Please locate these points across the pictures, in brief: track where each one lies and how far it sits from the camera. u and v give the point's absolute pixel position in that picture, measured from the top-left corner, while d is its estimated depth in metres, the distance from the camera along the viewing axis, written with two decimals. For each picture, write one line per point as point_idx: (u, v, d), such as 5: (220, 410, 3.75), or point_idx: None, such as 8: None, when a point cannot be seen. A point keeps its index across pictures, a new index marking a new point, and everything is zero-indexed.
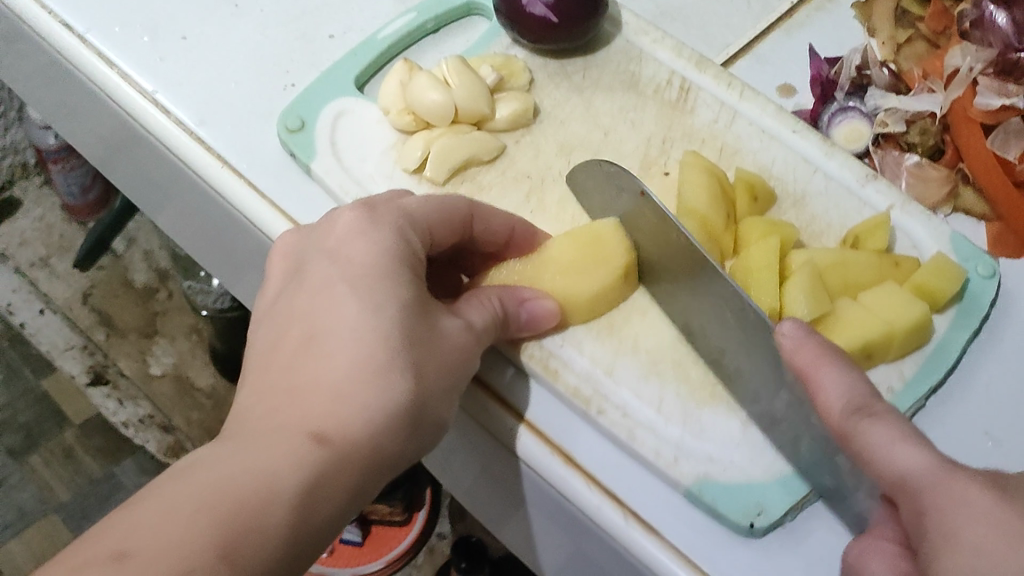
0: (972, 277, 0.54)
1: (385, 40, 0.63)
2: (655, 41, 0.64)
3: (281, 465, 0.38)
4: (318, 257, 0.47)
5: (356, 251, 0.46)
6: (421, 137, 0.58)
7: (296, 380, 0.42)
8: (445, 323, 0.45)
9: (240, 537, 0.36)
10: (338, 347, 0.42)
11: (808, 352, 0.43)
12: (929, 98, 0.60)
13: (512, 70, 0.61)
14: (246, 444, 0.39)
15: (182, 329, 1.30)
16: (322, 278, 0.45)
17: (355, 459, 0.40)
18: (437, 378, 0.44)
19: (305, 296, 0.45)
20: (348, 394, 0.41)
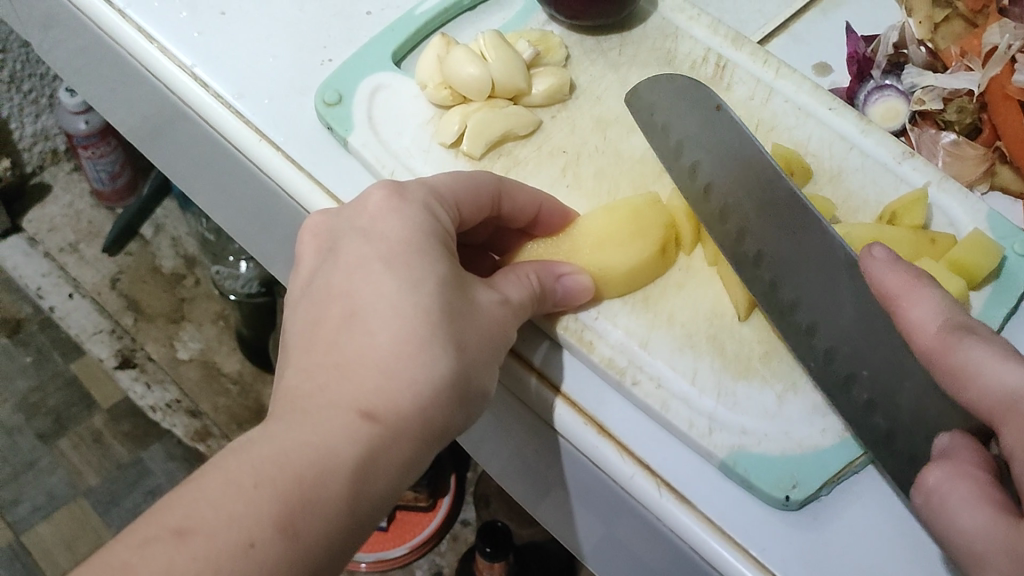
0: (1010, 255, 0.54)
1: (422, 16, 0.63)
2: (691, 19, 0.64)
3: (336, 441, 0.38)
4: (351, 236, 0.45)
5: (389, 227, 0.44)
6: (458, 112, 0.58)
7: (342, 354, 0.41)
8: (481, 295, 0.45)
9: (298, 513, 0.36)
10: (379, 322, 0.41)
11: (883, 267, 0.45)
12: (967, 76, 0.60)
13: (549, 46, 0.62)
14: (300, 419, 0.39)
15: (209, 316, 1.31)
16: (356, 255, 0.44)
17: (407, 433, 0.40)
18: (478, 349, 0.43)
19: (340, 274, 0.44)
20: (396, 369, 0.40)
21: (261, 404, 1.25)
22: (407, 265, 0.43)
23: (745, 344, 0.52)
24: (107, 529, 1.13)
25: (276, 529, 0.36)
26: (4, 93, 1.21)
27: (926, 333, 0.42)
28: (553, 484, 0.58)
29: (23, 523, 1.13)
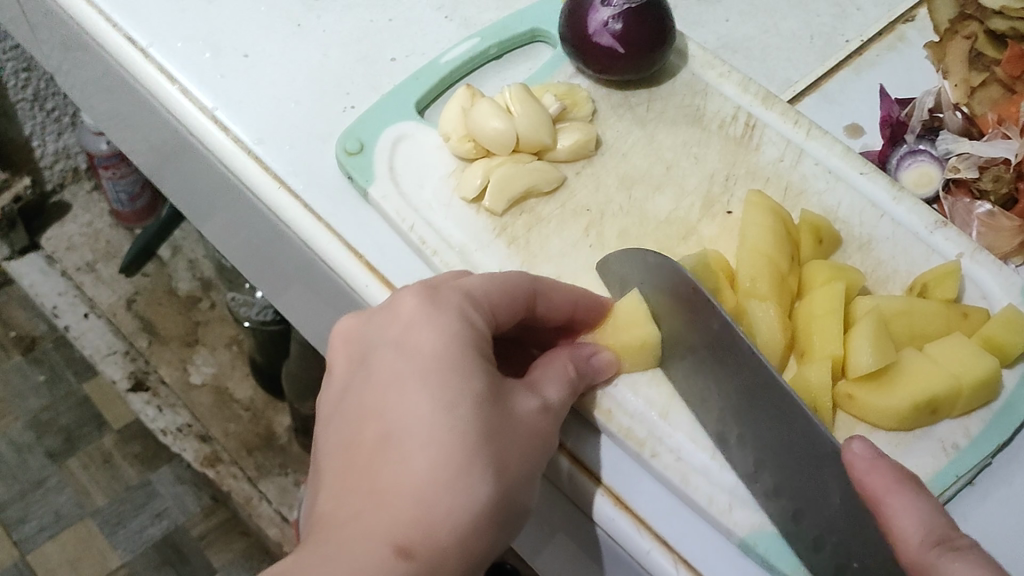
0: None
1: (449, 64, 0.62)
2: (721, 76, 0.63)
3: None
4: (385, 349, 0.44)
5: (422, 340, 0.43)
6: (481, 165, 0.57)
7: (376, 483, 0.40)
8: (520, 402, 0.44)
9: None
10: (416, 446, 0.41)
11: (863, 464, 0.40)
12: (1004, 145, 0.58)
13: (575, 100, 0.60)
14: (335, 554, 0.38)
15: (222, 340, 1.28)
16: (391, 374, 0.43)
17: (446, 567, 0.39)
18: (517, 464, 0.42)
19: (374, 393, 0.43)
20: (433, 499, 0.39)
21: (273, 432, 1.21)
22: (443, 381, 0.42)
23: None
24: (112, 551, 1.12)
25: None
26: (28, 112, 1.21)
27: (909, 548, 0.38)
28: (566, 546, 0.57)
29: (29, 542, 1.12)
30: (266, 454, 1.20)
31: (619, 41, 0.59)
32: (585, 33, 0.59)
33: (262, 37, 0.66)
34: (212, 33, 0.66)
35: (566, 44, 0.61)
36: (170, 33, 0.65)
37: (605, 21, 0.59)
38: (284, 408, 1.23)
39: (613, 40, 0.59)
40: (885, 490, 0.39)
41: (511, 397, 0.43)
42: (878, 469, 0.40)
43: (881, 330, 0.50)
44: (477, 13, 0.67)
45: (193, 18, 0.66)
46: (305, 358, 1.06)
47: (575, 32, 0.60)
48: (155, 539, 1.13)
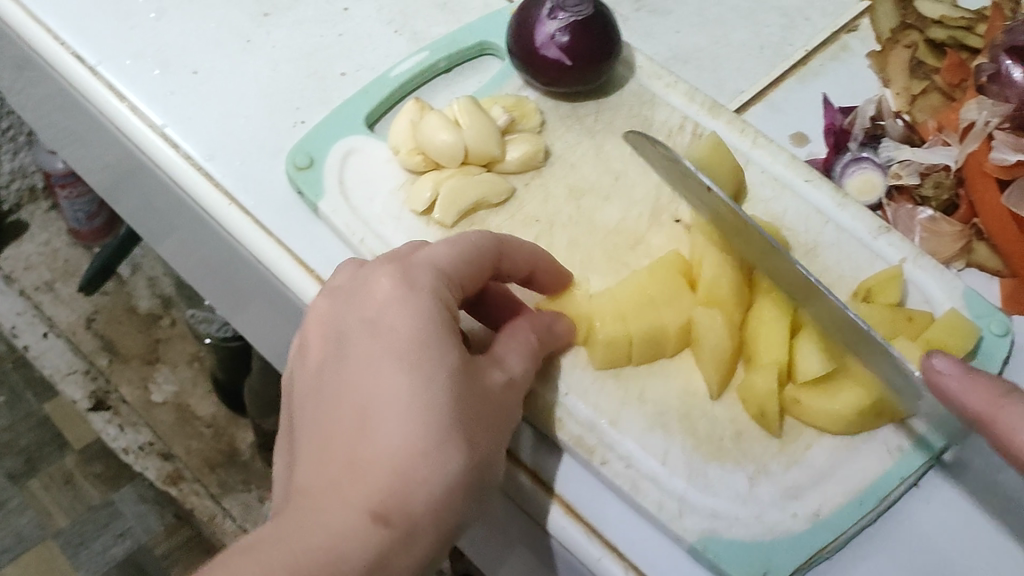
0: (986, 335, 0.54)
1: (397, 78, 0.63)
2: (668, 87, 0.63)
3: (346, 550, 0.37)
4: (359, 325, 0.44)
5: (397, 320, 0.43)
6: (430, 178, 0.58)
7: (354, 455, 0.40)
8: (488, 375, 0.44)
9: None
10: (392, 415, 0.40)
11: (960, 384, 0.42)
12: (944, 151, 0.59)
13: (524, 111, 0.61)
14: (303, 532, 0.38)
15: (184, 357, 1.28)
16: (366, 349, 0.43)
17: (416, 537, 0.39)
18: (487, 437, 0.43)
19: (351, 367, 0.42)
20: (409, 470, 0.39)
21: (235, 447, 1.22)
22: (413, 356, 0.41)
23: (717, 424, 0.51)
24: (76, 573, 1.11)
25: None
26: None
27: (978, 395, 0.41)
28: (523, 557, 0.57)
29: None
30: (228, 471, 1.20)
31: (566, 54, 0.59)
32: (532, 46, 0.60)
33: (211, 54, 0.66)
34: (161, 50, 0.66)
35: (514, 57, 0.61)
36: (118, 51, 0.65)
37: (552, 34, 0.59)
38: (247, 424, 1.23)
39: (560, 54, 0.59)
40: (994, 406, 0.41)
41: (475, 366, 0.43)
42: (973, 386, 0.41)
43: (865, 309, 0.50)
44: (426, 27, 0.68)
45: (143, 36, 0.66)
46: (266, 373, 1.05)
47: (523, 45, 0.60)
48: (119, 558, 1.12)
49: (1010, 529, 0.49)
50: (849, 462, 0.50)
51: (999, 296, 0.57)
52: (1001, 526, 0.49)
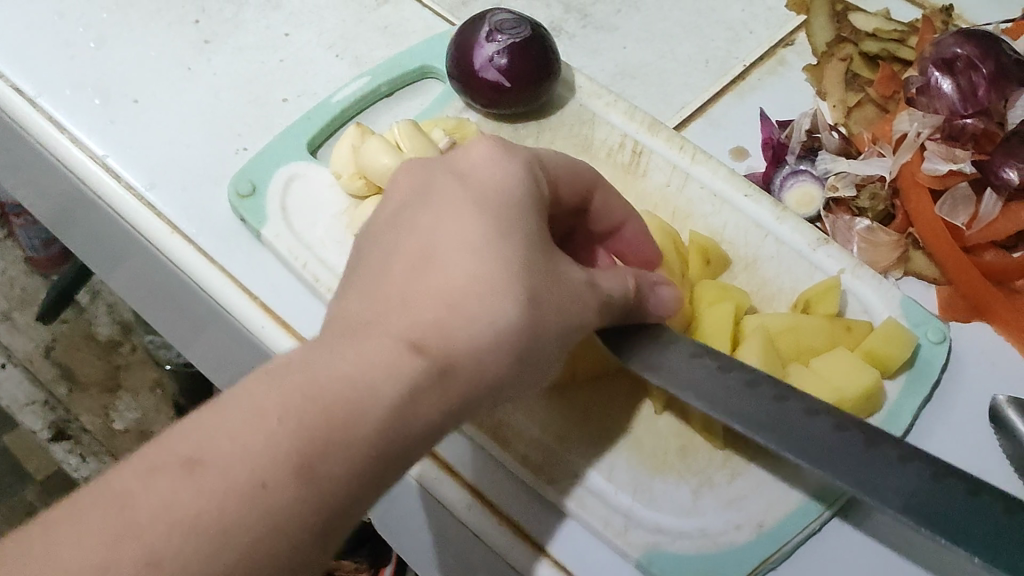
0: (923, 343, 0.54)
1: (339, 103, 0.63)
2: (608, 105, 0.64)
3: (379, 376, 0.35)
4: (445, 178, 0.42)
5: (488, 176, 0.42)
6: (372, 202, 0.58)
7: (407, 290, 0.38)
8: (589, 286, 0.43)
9: (329, 452, 0.33)
10: (440, 297, 0.37)
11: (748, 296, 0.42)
12: (879, 162, 0.60)
13: (465, 133, 0.61)
14: (345, 345, 0.36)
15: (145, 383, 1.26)
16: (448, 196, 0.41)
17: (457, 375, 0.37)
18: (554, 312, 0.40)
19: (424, 211, 0.41)
20: (464, 307, 0.37)
21: None
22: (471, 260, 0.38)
23: (662, 439, 0.52)
24: None
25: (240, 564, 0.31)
26: None
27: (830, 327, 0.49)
28: None
29: None
30: None
31: (504, 75, 0.60)
32: (471, 68, 0.60)
33: (152, 82, 0.66)
34: (101, 80, 0.66)
35: (454, 79, 0.62)
36: (59, 82, 0.65)
37: (490, 56, 0.60)
38: None
39: (499, 75, 0.60)
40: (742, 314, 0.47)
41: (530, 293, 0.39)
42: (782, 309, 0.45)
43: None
44: (367, 51, 0.68)
45: (83, 66, 0.66)
46: None
47: (462, 67, 0.61)
48: None
49: None
50: (791, 472, 0.51)
51: (936, 304, 0.58)
52: None
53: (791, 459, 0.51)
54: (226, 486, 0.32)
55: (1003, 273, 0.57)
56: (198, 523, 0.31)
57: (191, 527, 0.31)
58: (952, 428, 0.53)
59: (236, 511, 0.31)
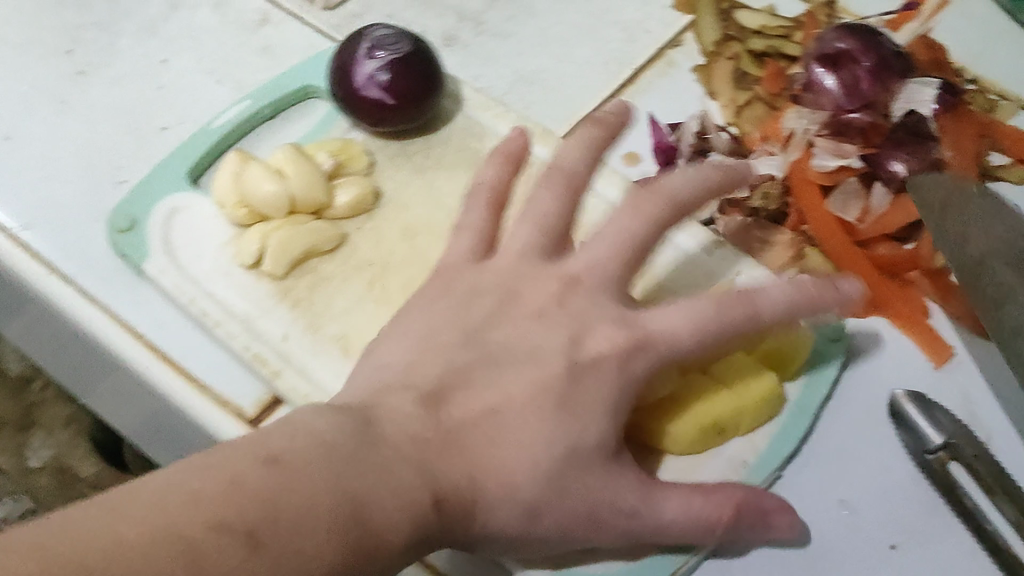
0: (820, 341, 0.55)
1: (218, 129, 0.61)
2: (497, 116, 0.63)
3: (390, 501, 0.37)
4: (515, 359, 0.46)
5: (520, 377, 0.45)
6: (257, 231, 0.56)
7: (470, 454, 0.42)
8: (590, 346, 0.46)
9: (272, 527, 0.33)
10: (543, 367, 0.45)
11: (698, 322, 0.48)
12: (769, 161, 0.59)
13: (350, 154, 0.60)
14: (380, 475, 0.38)
15: (59, 421, 1.23)
16: (529, 394, 0.45)
17: (410, 516, 0.38)
18: (504, 484, 0.42)
19: (496, 373, 0.46)
20: (514, 467, 0.42)
21: None
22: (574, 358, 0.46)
23: None
24: None
25: (261, 523, 0.33)
26: None
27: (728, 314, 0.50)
28: None
29: None
30: None
31: (388, 93, 0.58)
32: (353, 87, 0.59)
33: (23, 117, 0.63)
34: None
35: (337, 99, 0.60)
36: None
37: (372, 74, 0.58)
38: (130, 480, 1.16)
39: (382, 93, 0.58)
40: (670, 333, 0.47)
41: (608, 433, 0.44)
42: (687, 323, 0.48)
43: (945, 240, 0.51)
44: (247, 74, 0.67)
45: None
46: None
47: (344, 86, 0.59)
48: None
49: (857, 532, 0.50)
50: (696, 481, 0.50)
51: None
52: (847, 530, 0.50)
53: (695, 466, 0.51)
54: (251, 459, 0.36)
55: (896, 265, 0.57)
56: (222, 489, 0.34)
57: (206, 490, 0.34)
58: (856, 426, 0.53)
59: (255, 487, 0.34)
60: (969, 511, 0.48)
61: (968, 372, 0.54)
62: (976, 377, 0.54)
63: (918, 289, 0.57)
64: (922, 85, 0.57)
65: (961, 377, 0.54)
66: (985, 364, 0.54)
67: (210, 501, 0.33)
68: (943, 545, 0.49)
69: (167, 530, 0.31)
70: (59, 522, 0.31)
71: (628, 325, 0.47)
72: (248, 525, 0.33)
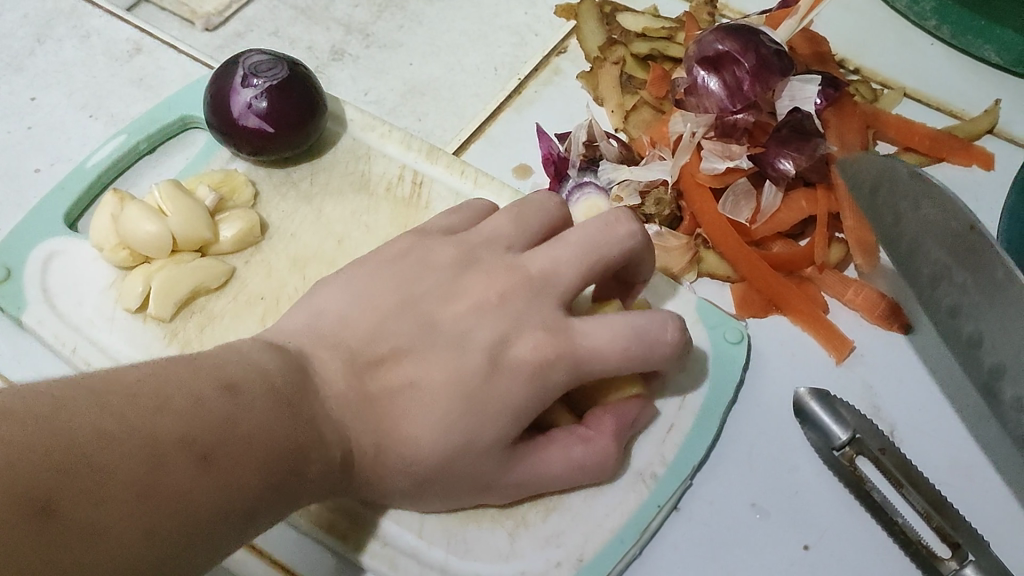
0: (721, 344, 0.54)
1: (94, 168, 0.59)
2: (383, 136, 0.62)
3: (251, 473, 0.33)
4: (436, 328, 0.43)
5: (445, 360, 0.42)
6: (140, 272, 0.54)
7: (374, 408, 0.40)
8: (516, 350, 0.43)
9: (151, 478, 0.29)
10: (468, 355, 0.42)
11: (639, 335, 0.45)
12: (660, 166, 0.59)
13: (233, 185, 0.58)
14: (266, 433, 0.34)
15: None
16: (445, 361, 0.42)
17: (275, 484, 0.34)
18: (402, 464, 0.41)
19: (419, 330, 0.43)
20: (416, 431, 0.41)
21: None
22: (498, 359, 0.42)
23: None
24: None
25: (146, 471, 0.29)
26: None
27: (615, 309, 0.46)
28: None
29: None
30: None
31: (266, 121, 0.57)
32: (230, 116, 0.57)
33: None
34: None
35: (214, 130, 0.58)
36: None
37: (248, 101, 0.56)
38: None
39: (260, 122, 0.57)
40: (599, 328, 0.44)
41: (509, 430, 0.42)
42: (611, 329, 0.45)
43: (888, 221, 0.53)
44: (123, 107, 0.66)
45: None
46: None
47: (220, 115, 0.57)
48: None
49: (770, 534, 0.49)
50: (604, 498, 0.49)
51: (733, 301, 0.57)
52: (760, 531, 0.49)
53: (604, 482, 0.50)
54: (209, 379, 0.34)
55: (791, 263, 0.56)
56: (195, 409, 0.32)
57: (180, 403, 0.32)
58: (761, 426, 0.52)
59: (218, 411, 0.33)
60: (878, 505, 0.47)
61: (868, 364, 0.54)
62: (875, 367, 0.54)
63: (814, 284, 0.57)
64: (805, 81, 0.57)
65: (861, 369, 0.54)
66: (883, 355, 0.54)
67: (179, 417, 0.31)
68: (855, 539, 0.48)
69: (143, 434, 0.30)
70: (56, 395, 0.29)
71: (561, 331, 0.43)
72: (207, 443, 0.31)
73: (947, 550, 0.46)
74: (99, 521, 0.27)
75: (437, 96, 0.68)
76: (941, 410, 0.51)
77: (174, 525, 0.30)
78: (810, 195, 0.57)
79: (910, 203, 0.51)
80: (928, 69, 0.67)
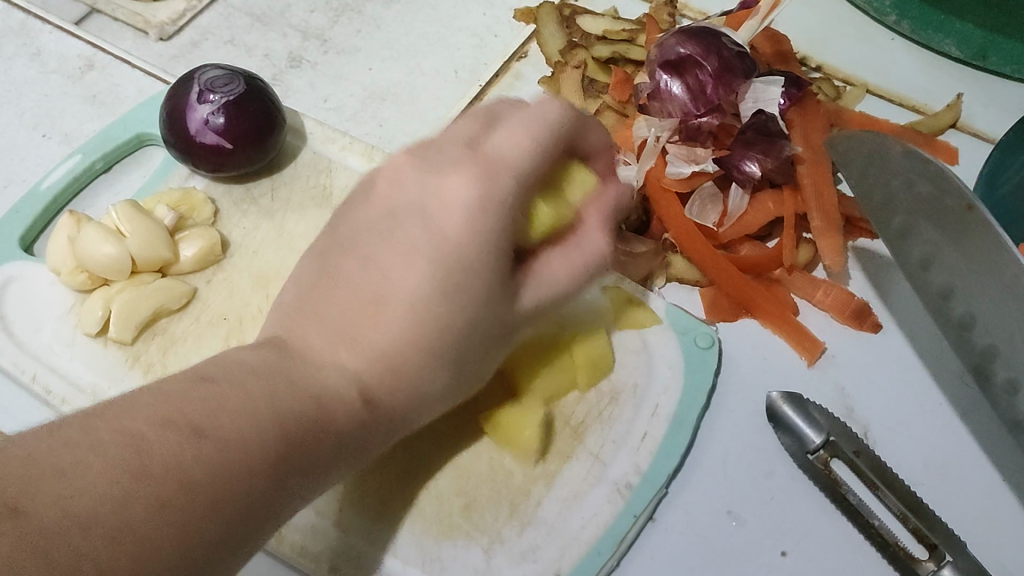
0: (692, 350, 0.53)
1: (49, 190, 0.58)
2: (344, 148, 0.61)
3: (249, 427, 0.33)
4: (381, 248, 0.39)
5: (404, 232, 0.38)
6: (99, 295, 0.53)
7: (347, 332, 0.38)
8: (452, 190, 0.38)
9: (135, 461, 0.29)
10: (410, 233, 0.38)
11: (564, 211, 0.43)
12: (625, 171, 0.59)
13: (192, 204, 0.57)
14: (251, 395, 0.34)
15: None
16: (404, 243, 0.38)
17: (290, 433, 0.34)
18: (420, 372, 0.38)
19: (352, 242, 0.40)
20: (405, 345, 0.37)
21: None
22: (471, 231, 0.37)
23: (444, 501, 0.49)
24: None
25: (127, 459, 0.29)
26: None
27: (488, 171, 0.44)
28: None
29: None
30: None
31: (224, 137, 0.56)
32: (186, 133, 0.56)
33: None
34: None
35: (170, 147, 0.57)
36: None
37: (205, 117, 0.55)
38: None
39: (218, 138, 0.56)
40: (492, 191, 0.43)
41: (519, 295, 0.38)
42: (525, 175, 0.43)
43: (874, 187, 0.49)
44: (76, 126, 0.64)
45: None
46: None
47: (176, 132, 0.56)
48: None
49: (747, 542, 0.48)
50: (579, 511, 0.48)
51: (702, 306, 0.57)
52: (737, 539, 0.48)
53: (579, 495, 0.49)
54: (194, 377, 0.34)
55: (760, 265, 0.56)
56: (166, 399, 0.32)
57: (147, 401, 0.32)
58: (734, 432, 0.52)
59: (203, 395, 0.33)
60: (854, 507, 0.47)
61: (839, 366, 0.53)
62: (848, 368, 0.53)
63: (783, 286, 0.56)
64: (768, 83, 0.56)
65: (832, 370, 0.53)
66: (854, 355, 0.54)
67: (156, 409, 0.31)
68: (832, 544, 0.48)
69: (118, 432, 0.30)
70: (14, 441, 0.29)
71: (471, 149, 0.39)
72: (190, 419, 0.31)
73: (924, 552, 0.46)
74: (85, 505, 0.27)
75: (395, 102, 0.67)
76: (913, 409, 0.51)
77: (190, 511, 0.30)
78: (777, 196, 0.57)
79: (902, 182, 0.47)
80: (890, 64, 0.67)
